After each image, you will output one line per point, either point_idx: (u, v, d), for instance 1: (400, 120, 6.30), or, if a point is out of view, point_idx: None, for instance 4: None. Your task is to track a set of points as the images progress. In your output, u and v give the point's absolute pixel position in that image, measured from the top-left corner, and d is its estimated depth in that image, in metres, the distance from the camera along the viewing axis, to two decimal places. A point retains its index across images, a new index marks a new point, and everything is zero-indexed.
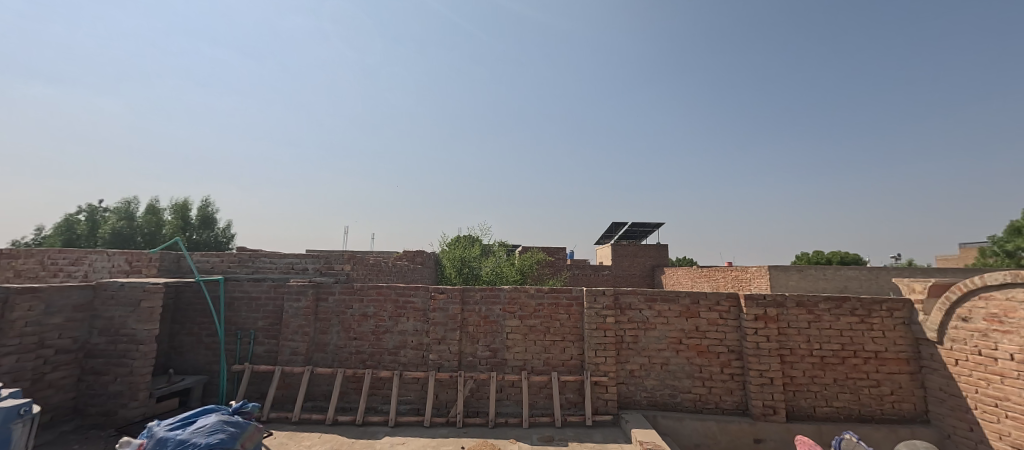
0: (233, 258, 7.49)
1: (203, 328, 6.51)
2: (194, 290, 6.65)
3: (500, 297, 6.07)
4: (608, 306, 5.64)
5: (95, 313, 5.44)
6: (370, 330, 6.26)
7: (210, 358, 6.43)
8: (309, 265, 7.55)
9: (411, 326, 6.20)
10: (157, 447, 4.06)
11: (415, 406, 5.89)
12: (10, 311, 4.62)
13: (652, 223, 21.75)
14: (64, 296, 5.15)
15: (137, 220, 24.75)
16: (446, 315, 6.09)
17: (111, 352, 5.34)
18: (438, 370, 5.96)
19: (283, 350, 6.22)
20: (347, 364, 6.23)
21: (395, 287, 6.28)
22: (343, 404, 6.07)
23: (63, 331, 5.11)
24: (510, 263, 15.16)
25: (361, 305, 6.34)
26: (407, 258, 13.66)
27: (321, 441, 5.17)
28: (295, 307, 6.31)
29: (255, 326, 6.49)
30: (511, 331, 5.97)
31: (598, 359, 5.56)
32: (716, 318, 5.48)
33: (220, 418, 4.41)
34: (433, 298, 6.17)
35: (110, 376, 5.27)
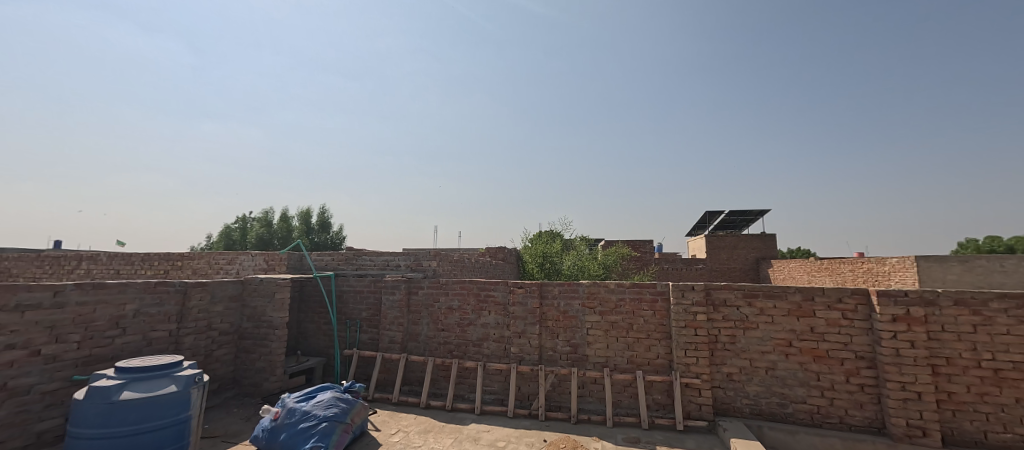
0: (341, 255, 8.36)
1: (321, 317, 7.32)
2: (311, 284, 7.53)
3: (580, 292, 5.92)
4: (698, 302, 5.21)
5: (244, 303, 6.38)
6: (455, 322, 6.52)
7: (326, 343, 7.20)
8: (402, 262, 8.13)
9: (493, 319, 6.33)
10: (287, 416, 4.64)
11: (499, 397, 6.03)
12: (189, 300, 5.60)
13: (756, 211, 19.81)
14: (223, 289, 6.14)
15: (273, 225, 29.02)
16: (526, 309, 6.12)
17: (257, 334, 6.22)
18: (520, 363, 6.02)
19: (381, 339, 6.77)
20: (436, 354, 6.56)
21: (477, 282, 6.46)
22: (435, 390, 6.41)
23: (224, 317, 6.09)
24: (592, 258, 14.83)
25: (447, 298, 6.63)
26: (489, 254, 14.08)
27: (416, 422, 5.51)
28: (390, 299, 6.82)
29: (360, 316, 7.14)
30: (592, 327, 5.80)
31: (689, 360, 5.17)
32: (838, 319, 4.77)
33: (334, 395, 4.94)
34: (513, 293, 6.22)
35: (256, 354, 6.16)
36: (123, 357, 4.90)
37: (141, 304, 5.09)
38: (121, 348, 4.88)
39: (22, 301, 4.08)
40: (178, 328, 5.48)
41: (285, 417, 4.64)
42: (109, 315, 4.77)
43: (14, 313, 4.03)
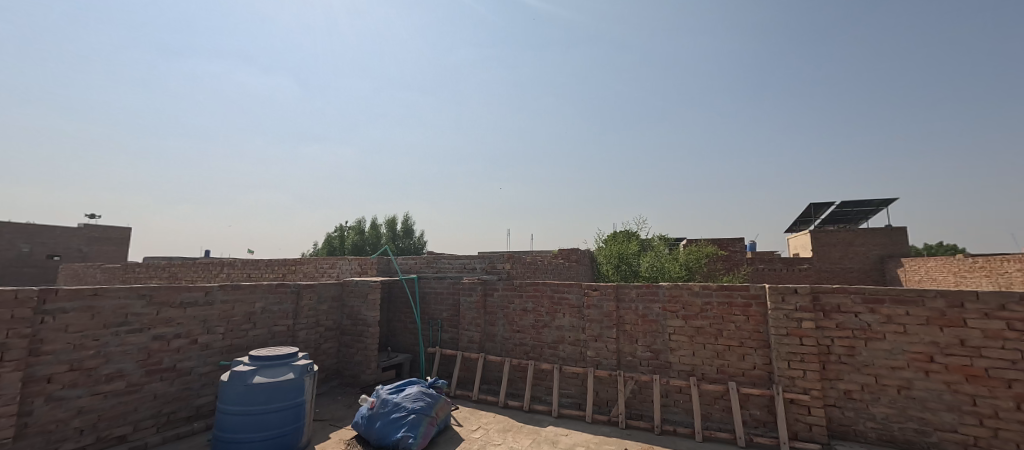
0: (423, 259, 8.89)
1: (408, 317, 7.81)
2: (397, 286, 8.08)
3: (660, 295, 5.59)
4: (804, 308, 4.62)
5: (344, 303, 7.43)
6: (530, 324, 6.52)
7: (412, 341, 7.66)
8: (478, 265, 8.37)
9: (567, 322, 6.22)
10: (381, 406, 5.01)
11: (576, 401, 5.89)
12: (301, 300, 6.80)
13: (875, 201, 17.24)
14: (327, 290, 7.26)
15: (366, 233, 31.74)
16: (601, 312, 5.92)
17: (355, 330, 7.05)
18: (597, 367, 5.84)
19: (461, 338, 7.01)
20: (512, 355, 6.62)
21: (550, 284, 6.40)
22: (513, 390, 6.47)
23: (329, 315, 7.21)
24: (673, 260, 13.97)
25: (522, 300, 6.66)
26: (563, 256, 13.94)
27: (495, 420, 5.60)
28: (468, 301, 7.04)
29: (440, 317, 7.48)
30: (674, 332, 5.43)
31: (795, 372, 4.60)
32: (1000, 330, 3.90)
33: (420, 390, 5.26)
34: (587, 295, 6.07)
35: (355, 349, 6.95)
36: (254, 346, 6.24)
37: (266, 302, 6.41)
38: (253, 339, 6.24)
39: (185, 299, 5.55)
40: (293, 324, 6.72)
41: (379, 407, 5.02)
42: (245, 312, 6.18)
43: (180, 309, 5.50)
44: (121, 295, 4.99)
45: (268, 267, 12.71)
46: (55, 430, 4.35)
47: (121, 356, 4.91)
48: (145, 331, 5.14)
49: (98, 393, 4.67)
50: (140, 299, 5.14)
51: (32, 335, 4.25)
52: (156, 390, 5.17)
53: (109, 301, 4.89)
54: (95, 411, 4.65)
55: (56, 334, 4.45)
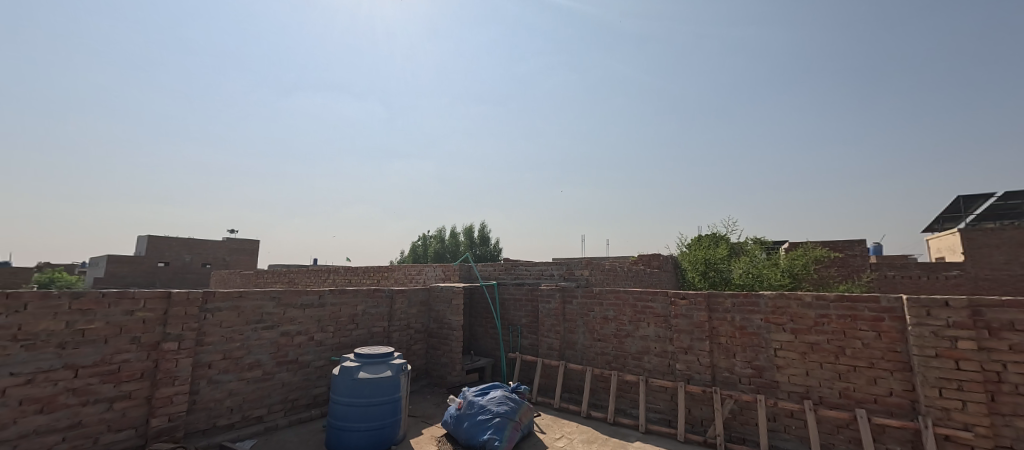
0: (501, 266, 9.25)
1: (489, 321, 8.15)
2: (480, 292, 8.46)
3: (761, 306, 5.07)
4: (960, 324, 3.85)
5: (430, 307, 8.14)
6: (612, 333, 6.33)
7: (493, 344, 7.97)
8: (555, 271, 8.42)
9: (653, 332, 5.92)
10: (469, 407, 5.26)
11: (666, 416, 5.57)
12: (395, 304, 7.60)
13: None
14: (416, 295, 8.01)
15: (448, 241, 33.65)
16: (691, 323, 5.53)
17: (441, 333, 7.77)
18: (688, 382, 5.45)
19: (541, 345, 7.06)
20: (594, 364, 6.48)
21: (633, 291, 6.16)
22: (595, 400, 6.33)
23: (418, 318, 7.96)
24: (772, 264, 12.62)
25: (602, 308, 6.50)
26: (643, 262, 13.40)
27: (578, 430, 5.51)
28: (547, 308, 7.09)
29: (520, 323, 7.62)
30: (781, 348, 4.88)
31: (949, 403, 3.85)
32: None
33: (505, 394, 5.40)
34: (674, 304, 5.71)
35: (441, 350, 7.70)
36: (358, 344, 7.05)
37: (366, 305, 7.20)
38: (357, 337, 7.05)
39: (305, 302, 6.42)
40: (389, 325, 7.51)
41: (468, 408, 5.26)
42: (349, 314, 6.97)
43: (301, 309, 6.36)
44: (258, 297, 5.88)
45: (362, 273, 14.32)
46: (215, 407, 5.33)
47: (258, 348, 5.84)
48: (275, 328, 6.03)
49: (243, 379, 5.61)
50: (272, 300, 6.04)
51: (198, 328, 5.23)
52: (284, 379, 6.08)
53: (250, 302, 5.81)
54: (241, 393, 5.60)
55: (214, 328, 5.40)
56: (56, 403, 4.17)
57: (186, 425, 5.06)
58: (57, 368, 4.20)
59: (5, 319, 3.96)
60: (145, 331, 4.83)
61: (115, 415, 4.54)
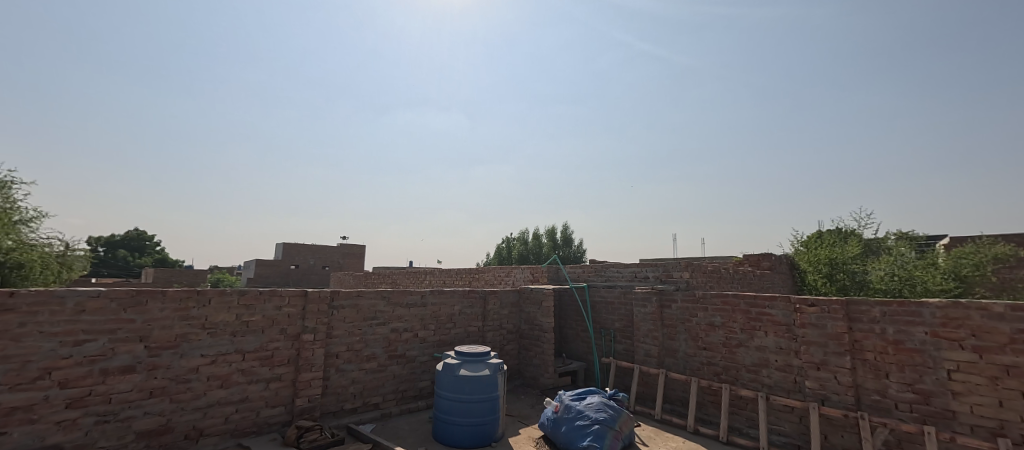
0: (591, 269, 9.85)
1: (579, 325, 9.13)
2: (570, 294, 9.48)
3: (925, 318, 4.43)
4: None
5: (521, 309, 9.17)
6: (720, 341, 6.27)
7: (584, 349, 8.90)
8: (649, 273, 8.70)
9: (772, 342, 5.68)
10: (565, 411, 5.47)
11: (793, 441, 5.19)
12: (487, 305, 8.72)
13: None
14: (508, 297, 9.10)
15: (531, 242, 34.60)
16: (823, 334, 5.11)
17: (533, 335, 8.82)
18: (822, 404, 5.02)
19: (638, 351, 7.27)
20: (699, 374, 6.46)
21: (745, 298, 6.00)
22: (703, 415, 6.24)
23: (507, 320, 9.03)
24: (923, 266, 10.81)
25: (707, 314, 6.47)
26: (750, 263, 12.60)
27: (685, 445, 5.45)
28: (643, 312, 7.31)
29: (613, 327, 8.28)
30: (956, 369, 4.22)
31: None
32: None
33: (602, 400, 5.46)
34: (800, 312, 5.37)
35: (533, 352, 8.73)
36: (456, 342, 8.18)
37: (463, 307, 8.40)
38: (454, 335, 8.16)
39: (410, 301, 7.60)
40: (483, 325, 8.60)
41: (564, 412, 5.49)
42: (448, 313, 8.13)
43: (406, 308, 7.56)
44: (370, 296, 7.06)
45: (455, 275, 15.56)
46: (341, 392, 6.54)
47: (374, 342, 7.00)
48: (384, 324, 7.15)
49: (362, 369, 6.79)
50: (383, 300, 7.21)
51: (328, 323, 6.43)
52: (394, 372, 7.27)
53: (366, 300, 7.01)
54: (361, 382, 6.81)
55: (340, 323, 6.60)
56: (230, 380, 5.48)
57: (321, 406, 6.29)
58: (231, 352, 5.52)
59: (198, 310, 5.30)
60: (288, 324, 6.03)
61: (270, 394, 5.81)
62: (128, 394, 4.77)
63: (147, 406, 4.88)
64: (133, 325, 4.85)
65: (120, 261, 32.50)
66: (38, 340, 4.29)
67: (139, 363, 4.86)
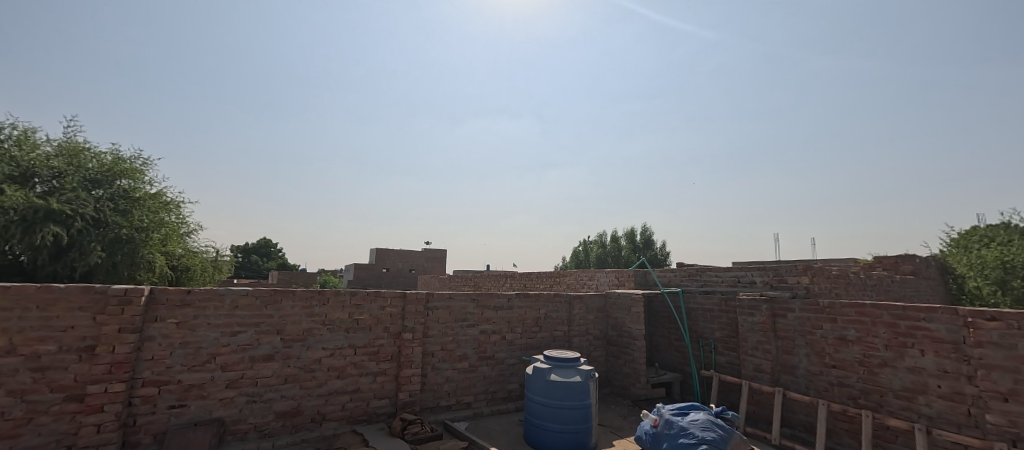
0: (684, 273, 9.18)
1: (671, 333, 8.47)
2: (660, 301, 8.86)
3: None
4: None
5: (608, 314, 8.67)
6: (855, 360, 5.32)
7: (679, 360, 8.23)
8: (755, 277, 7.70)
9: (932, 364, 4.60)
10: (667, 426, 4.88)
11: None
12: (573, 309, 8.39)
13: None
14: (594, 302, 8.67)
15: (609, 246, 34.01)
16: (1008, 355, 3.94)
17: (622, 342, 8.23)
18: (1013, 445, 3.84)
19: (746, 366, 6.50)
20: (829, 396, 5.55)
21: (888, 308, 5.03)
22: (834, 444, 5.30)
23: (594, 325, 8.59)
24: None
25: (835, 326, 5.56)
26: (886, 266, 10.59)
27: None
28: (750, 322, 6.55)
29: (713, 337, 7.57)
30: None
31: None
32: None
33: (709, 418, 4.80)
34: (970, 328, 4.28)
35: (622, 360, 8.17)
36: (542, 346, 8.05)
37: (548, 310, 8.18)
38: (540, 339, 8.05)
39: (497, 304, 7.61)
40: (569, 330, 8.34)
41: (666, 427, 4.89)
42: (534, 316, 8.03)
43: (496, 311, 7.60)
44: (463, 300, 7.24)
45: (535, 279, 15.47)
46: (437, 389, 6.87)
47: (466, 342, 7.20)
48: (475, 326, 7.32)
49: (456, 368, 7.04)
50: (472, 303, 7.33)
51: (425, 323, 6.78)
52: (484, 372, 7.35)
53: (457, 302, 7.19)
54: (455, 380, 7.05)
55: (434, 323, 6.93)
56: (346, 372, 6.03)
57: (419, 401, 6.66)
58: (345, 346, 6.06)
59: (321, 308, 5.92)
60: (392, 323, 6.50)
61: (378, 386, 6.28)
62: (271, 379, 5.48)
63: (283, 390, 5.55)
64: (272, 319, 5.54)
65: (254, 265, 38.34)
66: (206, 329, 5.11)
67: (277, 352, 5.54)
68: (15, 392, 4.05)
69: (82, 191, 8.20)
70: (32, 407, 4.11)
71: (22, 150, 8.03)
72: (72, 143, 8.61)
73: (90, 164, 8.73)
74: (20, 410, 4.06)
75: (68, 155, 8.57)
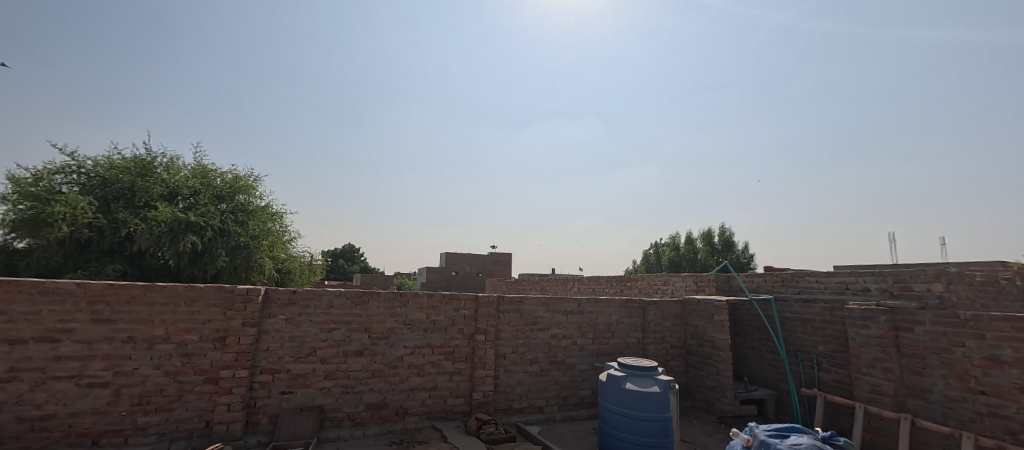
0: (777, 278, 7.74)
1: (762, 345, 7.35)
2: (747, 308, 7.76)
3: None
4: None
5: (687, 321, 7.78)
6: (1014, 386, 4.06)
7: (774, 374, 7.09)
8: (869, 283, 6.13)
9: None
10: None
11: None
12: (648, 315, 7.65)
13: None
14: (670, 308, 7.85)
15: (681, 249, 32.86)
16: None
17: (703, 352, 7.29)
18: None
19: (859, 386, 5.36)
20: (976, 430, 4.32)
21: None
22: None
23: (672, 332, 7.75)
24: None
25: (982, 344, 4.31)
26: None
27: None
28: (863, 335, 5.36)
29: (816, 351, 6.42)
30: None
31: None
32: None
33: (818, 444, 3.89)
34: None
35: (704, 372, 7.23)
36: (615, 353, 7.42)
37: (622, 315, 7.53)
38: (613, 346, 7.42)
39: (567, 308, 7.16)
40: (643, 337, 7.62)
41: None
42: (606, 322, 7.43)
43: (567, 316, 7.18)
44: (536, 304, 6.94)
45: (605, 283, 14.63)
46: (510, 392, 6.66)
47: (537, 346, 6.90)
48: (546, 330, 6.97)
49: (527, 372, 6.75)
50: (542, 306, 6.98)
51: (496, 325, 6.62)
52: (555, 377, 6.96)
53: (528, 305, 6.90)
54: (527, 384, 6.76)
55: (507, 326, 6.72)
56: (425, 370, 6.14)
57: (493, 402, 6.52)
58: (424, 345, 6.17)
59: (402, 308, 6.11)
60: (465, 324, 6.45)
61: (454, 385, 6.28)
62: (361, 372, 5.80)
63: (371, 384, 5.83)
64: (361, 318, 5.85)
65: (340, 268, 41.72)
66: (308, 325, 5.59)
67: (366, 348, 5.84)
68: (170, 373, 4.87)
69: (212, 206, 9.42)
70: (182, 386, 4.91)
71: (169, 174, 9.43)
72: (203, 166, 9.93)
73: (218, 182, 10.01)
74: (173, 388, 4.88)
75: (201, 176, 9.89)
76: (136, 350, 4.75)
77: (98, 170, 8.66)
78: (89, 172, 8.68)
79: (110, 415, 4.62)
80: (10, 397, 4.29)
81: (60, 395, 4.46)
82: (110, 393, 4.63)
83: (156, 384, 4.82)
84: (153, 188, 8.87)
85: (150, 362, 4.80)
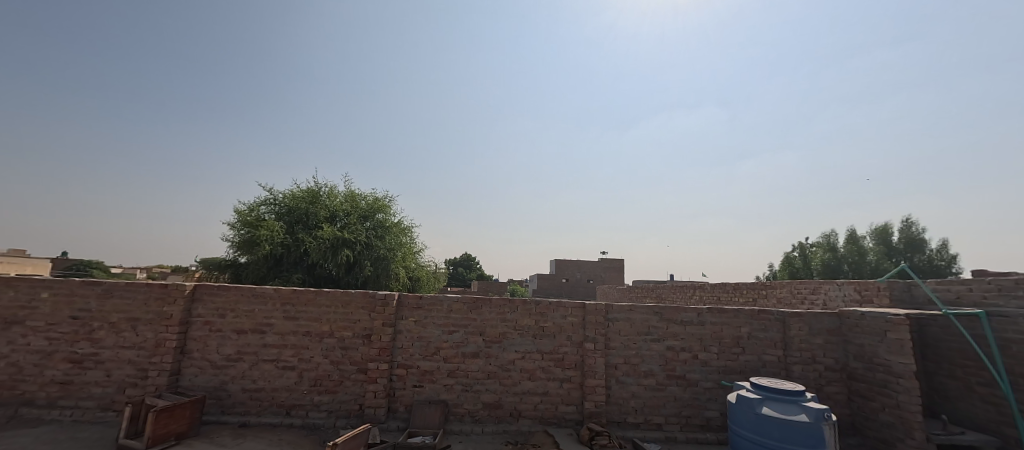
0: (988, 285, 4.65)
1: (971, 374, 4.70)
2: (941, 324, 5.04)
3: None
4: None
5: (846, 339, 5.41)
6: None
7: (991, 415, 4.49)
8: None
9: None
10: None
11: None
12: (789, 329, 5.58)
13: None
14: (819, 321, 5.61)
15: (840, 251, 26.89)
16: None
17: (872, 379, 4.98)
18: None
19: None
20: None
21: None
22: None
23: (826, 352, 5.50)
24: None
25: None
26: None
27: None
28: None
29: None
30: None
31: None
32: None
33: None
34: None
35: (877, 403, 4.90)
36: (749, 372, 5.54)
37: (752, 328, 5.63)
38: (746, 364, 5.55)
39: (685, 318, 5.61)
40: (785, 355, 5.58)
41: None
42: (732, 336, 5.61)
43: (683, 326, 5.60)
44: (644, 313, 5.62)
45: (734, 291, 12.00)
46: (624, 404, 5.43)
47: (651, 358, 5.52)
48: (661, 341, 5.56)
49: (643, 385, 5.44)
50: (656, 315, 5.61)
51: (606, 334, 5.56)
52: (675, 393, 5.45)
53: (640, 314, 5.63)
54: (642, 397, 5.44)
55: (617, 335, 5.58)
56: (537, 375, 5.48)
57: (606, 413, 5.39)
58: (534, 351, 5.53)
59: (512, 314, 5.60)
60: (574, 331, 5.58)
61: (565, 392, 5.44)
62: (478, 373, 5.45)
63: (488, 384, 5.43)
64: (476, 322, 5.56)
65: (458, 274, 44.16)
66: (433, 327, 5.53)
67: (481, 351, 5.50)
68: (335, 361, 5.39)
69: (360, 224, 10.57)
70: (342, 374, 5.38)
71: (330, 199, 10.76)
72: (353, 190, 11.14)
73: (365, 202, 11.16)
74: (337, 374, 5.38)
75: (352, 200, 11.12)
76: (312, 342, 5.42)
77: (284, 200, 10.29)
78: (278, 201, 10.30)
79: (297, 392, 5.34)
80: (239, 372, 5.36)
81: (267, 374, 5.37)
82: (297, 375, 5.36)
83: (326, 370, 5.38)
84: (320, 212, 10.28)
85: (322, 352, 5.41)
